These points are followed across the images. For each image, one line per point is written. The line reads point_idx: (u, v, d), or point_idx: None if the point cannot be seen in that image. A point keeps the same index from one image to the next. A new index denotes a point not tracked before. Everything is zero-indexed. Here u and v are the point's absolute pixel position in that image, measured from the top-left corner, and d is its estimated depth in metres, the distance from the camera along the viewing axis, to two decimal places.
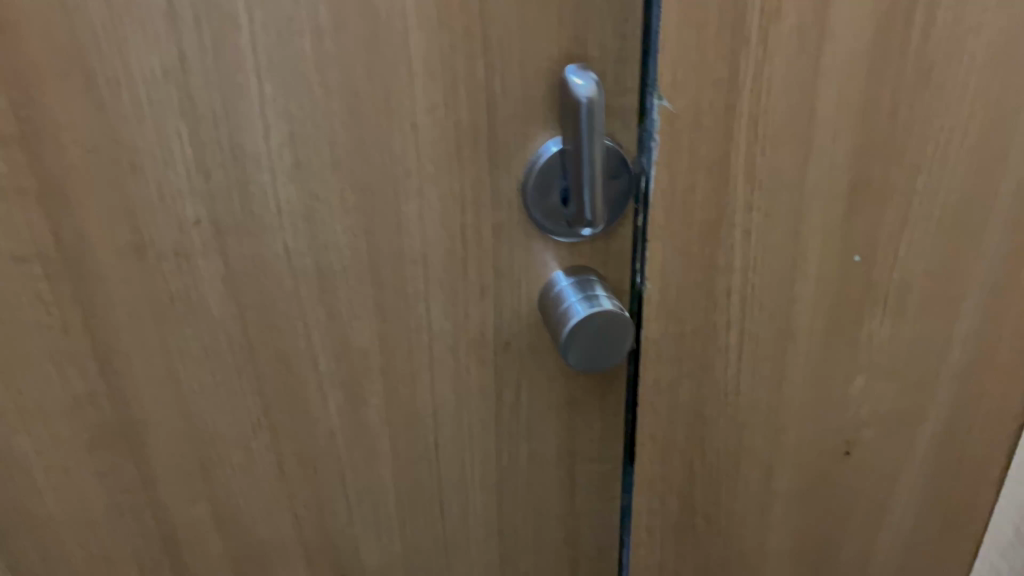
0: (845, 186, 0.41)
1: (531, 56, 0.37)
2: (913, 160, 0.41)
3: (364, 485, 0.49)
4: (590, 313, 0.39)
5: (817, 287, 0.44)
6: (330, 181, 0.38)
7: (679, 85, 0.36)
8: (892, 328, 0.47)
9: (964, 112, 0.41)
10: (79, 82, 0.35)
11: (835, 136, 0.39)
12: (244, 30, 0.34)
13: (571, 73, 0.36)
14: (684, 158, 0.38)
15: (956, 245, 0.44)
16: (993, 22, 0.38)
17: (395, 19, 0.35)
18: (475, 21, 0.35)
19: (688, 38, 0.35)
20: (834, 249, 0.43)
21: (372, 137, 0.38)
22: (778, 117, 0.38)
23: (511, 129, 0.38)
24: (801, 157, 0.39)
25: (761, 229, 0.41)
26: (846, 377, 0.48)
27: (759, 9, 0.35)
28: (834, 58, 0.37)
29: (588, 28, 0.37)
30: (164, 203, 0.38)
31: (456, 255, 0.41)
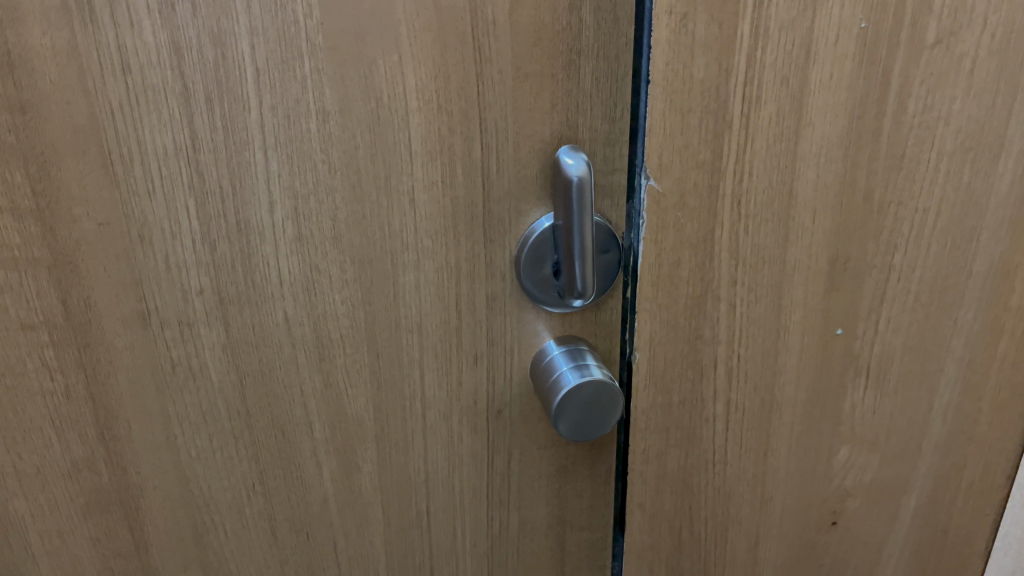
0: (826, 263, 0.43)
1: (525, 138, 0.39)
2: (890, 239, 0.43)
3: (356, 552, 0.49)
4: (575, 386, 0.40)
5: (801, 361, 0.45)
6: (331, 253, 0.40)
7: (665, 166, 0.38)
8: (875, 400, 0.48)
9: (937, 195, 0.43)
10: (95, 159, 0.36)
11: (815, 214, 0.41)
12: (253, 111, 0.36)
13: (563, 154, 0.38)
14: (671, 236, 0.40)
15: (932, 319, 0.46)
16: (960, 111, 0.41)
17: (396, 103, 0.37)
18: (472, 104, 0.38)
19: (675, 123, 0.37)
20: (816, 324, 0.44)
21: (372, 212, 0.39)
22: (760, 197, 0.40)
23: (503, 206, 0.40)
24: (783, 235, 0.41)
25: (746, 303, 0.42)
26: (832, 448, 0.49)
27: (740, 98, 0.37)
28: (812, 143, 0.39)
29: (579, 112, 0.39)
30: (170, 274, 0.39)
31: (451, 326, 0.43)
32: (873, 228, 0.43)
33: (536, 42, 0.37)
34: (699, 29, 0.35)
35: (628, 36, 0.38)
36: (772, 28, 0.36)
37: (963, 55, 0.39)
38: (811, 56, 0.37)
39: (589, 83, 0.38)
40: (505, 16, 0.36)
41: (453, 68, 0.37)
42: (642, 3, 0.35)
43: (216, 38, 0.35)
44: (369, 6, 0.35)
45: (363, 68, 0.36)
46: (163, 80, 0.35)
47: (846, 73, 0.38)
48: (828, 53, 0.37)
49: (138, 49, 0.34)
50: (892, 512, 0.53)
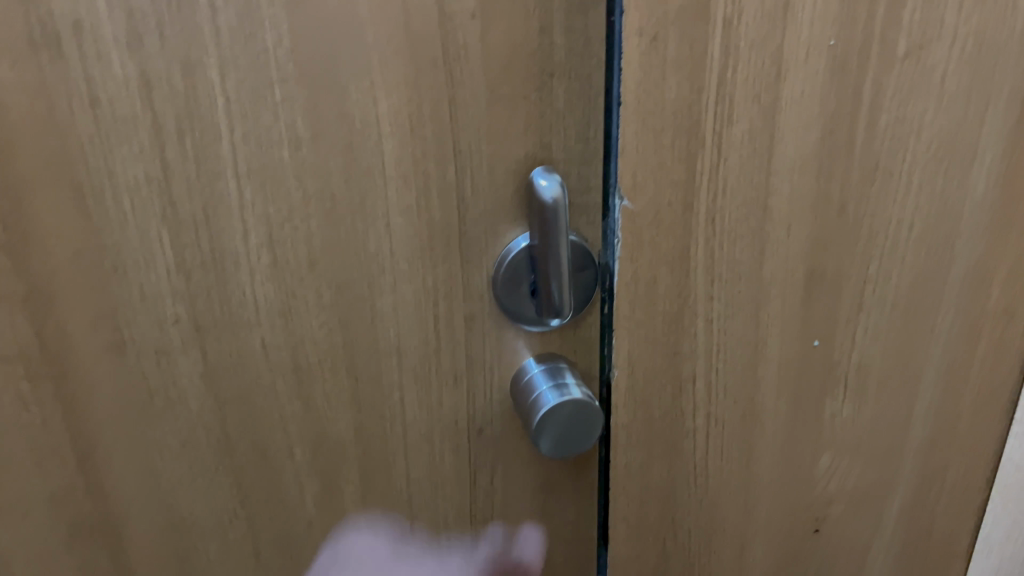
0: (803, 275, 0.43)
1: (499, 160, 0.39)
2: (865, 250, 0.43)
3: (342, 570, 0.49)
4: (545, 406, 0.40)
5: (780, 372, 0.45)
6: (307, 277, 0.40)
7: (638, 186, 0.38)
8: (856, 408, 0.48)
9: (910, 205, 0.43)
10: (67, 190, 0.36)
11: (791, 226, 0.41)
12: (225, 140, 0.36)
13: (536, 176, 0.39)
14: (647, 253, 0.40)
15: (909, 328, 0.46)
16: (933, 122, 0.41)
17: (369, 127, 0.37)
18: (445, 127, 0.37)
19: (648, 143, 0.37)
20: (795, 334, 0.45)
21: (348, 236, 0.39)
22: (735, 212, 0.40)
23: (479, 227, 0.40)
24: (760, 248, 0.41)
25: (723, 317, 0.43)
26: (814, 457, 0.49)
27: (713, 115, 0.37)
28: (786, 158, 0.39)
29: (553, 132, 0.39)
30: (146, 303, 0.39)
31: (430, 345, 0.42)
32: (849, 239, 0.43)
33: (508, 64, 0.37)
34: (670, 49, 0.35)
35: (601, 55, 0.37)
36: (743, 47, 0.36)
37: (933, 68, 0.39)
38: (783, 72, 0.37)
39: (562, 103, 0.38)
40: (476, 39, 0.36)
41: (424, 91, 0.36)
42: (611, 25, 0.35)
43: (187, 68, 0.34)
44: (339, 31, 0.35)
45: (334, 94, 0.36)
46: (133, 111, 0.35)
47: (818, 87, 0.38)
48: (800, 70, 0.37)
49: (106, 81, 0.34)
50: (875, 516, 0.53)
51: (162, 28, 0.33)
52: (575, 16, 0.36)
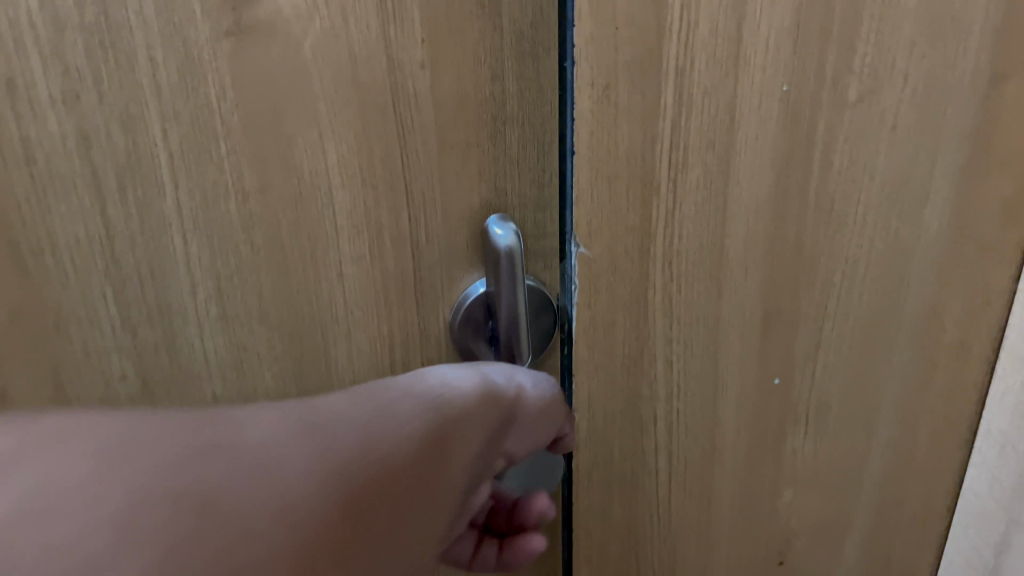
0: (761, 316, 0.43)
1: (454, 208, 0.38)
2: (822, 289, 0.43)
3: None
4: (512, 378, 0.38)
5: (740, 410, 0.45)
6: (261, 325, 0.40)
7: (594, 233, 0.38)
8: (815, 443, 0.48)
9: (865, 244, 0.43)
10: (6, 248, 0.37)
11: (747, 267, 0.41)
12: (169, 195, 0.36)
13: (491, 224, 0.38)
14: (604, 299, 0.40)
15: (866, 363, 0.47)
16: (885, 163, 0.41)
17: (320, 177, 0.36)
18: (397, 175, 0.37)
19: (603, 191, 0.37)
20: (755, 374, 0.44)
21: (301, 284, 0.39)
22: (691, 256, 0.40)
23: (434, 274, 0.40)
24: (717, 290, 0.41)
25: (682, 359, 0.42)
26: (775, 492, 0.49)
27: (667, 162, 0.37)
28: (740, 202, 0.39)
29: (507, 179, 0.38)
30: (91, 360, 0.41)
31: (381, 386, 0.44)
32: (806, 278, 0.43)
33: (460, 114, 0.36)
34: (623, 99, 0.35)
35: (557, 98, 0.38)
36: (695, 94, 0.36)
37: (885, 111, 0.39)
38: (735, 118, 0.37)
39: (516, 149, 0.38)
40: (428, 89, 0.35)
41: (378, 140, 0.36)
42: (563, 74, 0.35)
43: (126, 124, 0.35)
44: (286, 82, 0.34)
45: (283, 145, 0.35)
46: (72, 170, 0.35)
47: (771, 131, 0.38)
48: (753, 115, 0.37)
49: (44, 141, 0.35)
50: (837, 547, 0.54)
51: (101, 85, 0.34)
52: (526, 65, 0.36)
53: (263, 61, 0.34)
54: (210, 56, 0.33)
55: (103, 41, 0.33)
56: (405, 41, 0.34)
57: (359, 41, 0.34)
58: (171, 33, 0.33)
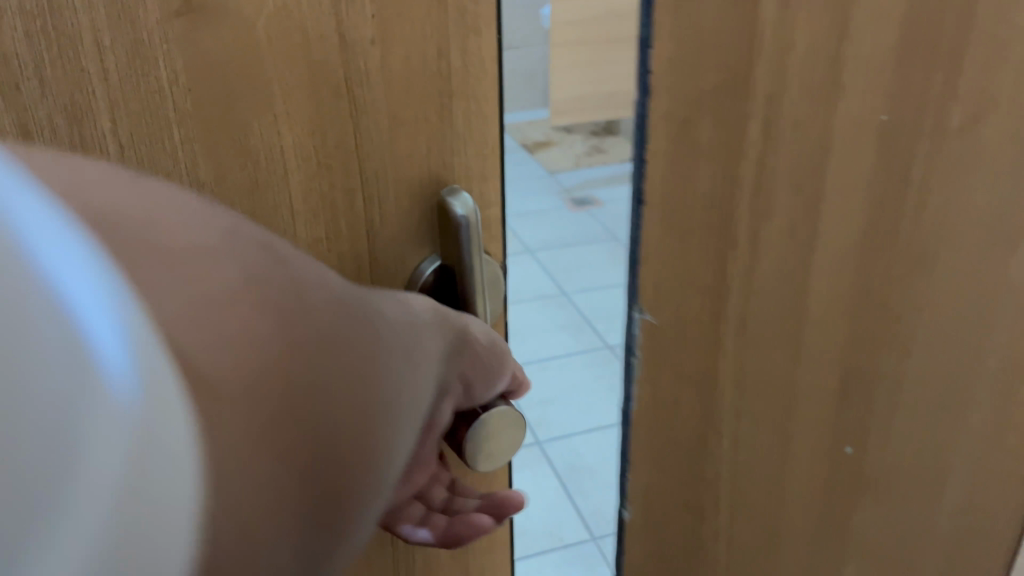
0: (832, 360, 0.36)
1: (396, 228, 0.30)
2: (903, 347, 0.37)
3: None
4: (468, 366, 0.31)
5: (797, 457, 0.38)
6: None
7: (661, 299, 0.31)
8: (884, 516, 0.42)
9: (952, 293, 0.36)
10: None
11: (809, 307, 0.34)
12: None
13: (437, 196, 0.30)
14: (669, 373, 0.33)
15: (942, 425, 0.40)
16: (982, 199, 0.35)
17: (275, 195, 0.27)
18: (350, 195, 0.28)
19: (673, 248, 0.30)
20: (824, 427, 0.38)
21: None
22: (762, 295, 0.33)
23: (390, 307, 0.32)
24: (778, 330, 0.34)
25: (751, 436, 0.36)
26: (832, 559, 0.43)
27: (748, 208, 0.31)
28: (827, 251, 0.33)
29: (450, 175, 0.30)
30: None
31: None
32: (877, 320, 0.36)
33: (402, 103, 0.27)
34: (704, 134, 0.29)
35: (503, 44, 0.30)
36: (785, 126, 0.30)
37: (984, 140, 0.33)
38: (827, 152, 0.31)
39: None
40: (384, 92, 0.27)
41: (319, 150, 0.27)
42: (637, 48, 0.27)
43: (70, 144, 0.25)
44: (234, 78, 0.25)
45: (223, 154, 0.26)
46: None
47: (850, 145, 0.31)
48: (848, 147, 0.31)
49: None
50: None
51: (41, 73, 0.24)
52: None
53: (213, 50, 0.25)
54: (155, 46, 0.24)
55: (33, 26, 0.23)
56: (359, 34, 0.26)
57: (311, 28, 0.25)
58: (117, 11, 0.23)
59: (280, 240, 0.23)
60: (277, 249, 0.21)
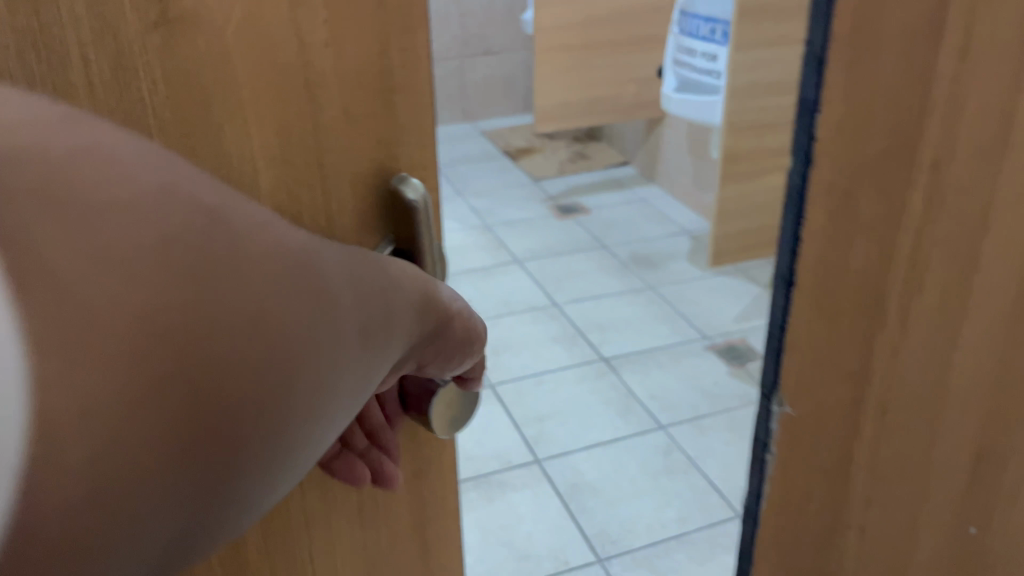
0: (857, 302, 0.50)
1: (337, 165, 0.49)
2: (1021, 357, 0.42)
3: (278, 559, 0.57)
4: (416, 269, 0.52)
5: (802, 318, 0.53)
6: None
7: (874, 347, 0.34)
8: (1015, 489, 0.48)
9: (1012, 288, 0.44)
10: None
11: (818, 225, 0.50)
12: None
13: (398, 177, 0.52)
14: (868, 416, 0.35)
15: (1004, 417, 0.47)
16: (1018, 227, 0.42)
17: (242, 144, 0.46)
18: (307, 140, 0.48)
19: None
20: (864, 227, 0.48)
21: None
22: (823, 263, 0.50)
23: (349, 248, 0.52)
24: (829, 207, 0.49)
25: None
26: (869, 483, 0.54)
27: None
28: None
29: (399, 151, 0.52)
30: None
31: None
32: (974, 191, 0.43)
33: (346, 102, 0.48)
34: None
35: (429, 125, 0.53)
36: None
37: None
38: None
39: None
40: (326, 30, 0.45)
41: (293, 152, 0.48)
42: None
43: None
44: (208, 70, 0.44)
45: (232, 178, 0.46)
46: None
47: (889, 70, 0.43)
48: None
49: None
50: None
51: None
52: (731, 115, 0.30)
53: (193, 45, 0.43)
54: (142, 49, 0.42)
55: (37, 40, 0.40)
56: (312, 24, 0.45)
57: (280, 29, 0.44)
58: (104, 39, 0.41)
59: (290, 228, 0.37)
60: (182, 185, 0.32)
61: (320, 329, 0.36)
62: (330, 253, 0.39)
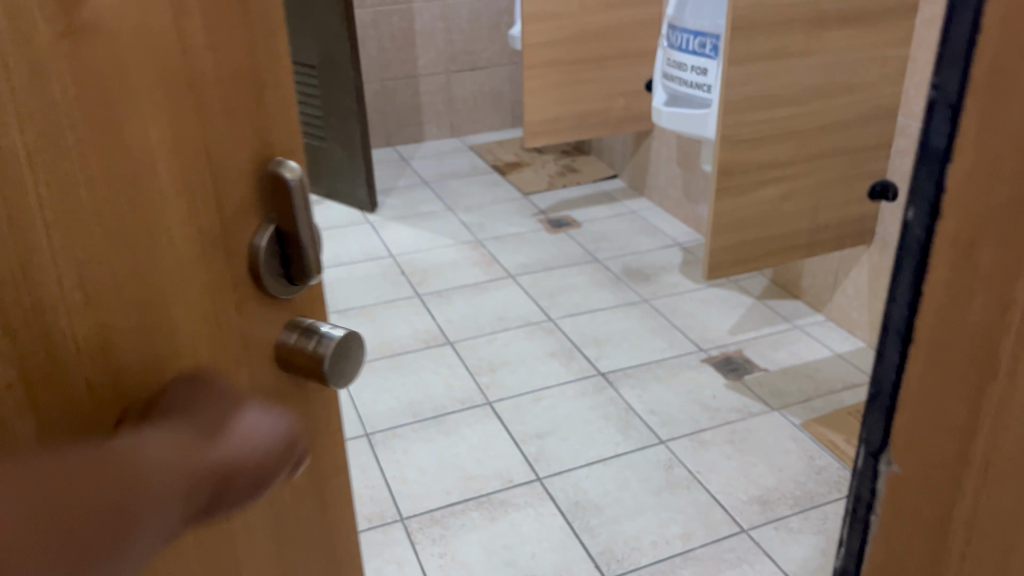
0: (977, 375, 0.41)
1: (220, 151, 0.51)
2: None
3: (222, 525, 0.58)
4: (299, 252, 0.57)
5: (920, 411, 0.45)
6: (117, 303, 0.47)
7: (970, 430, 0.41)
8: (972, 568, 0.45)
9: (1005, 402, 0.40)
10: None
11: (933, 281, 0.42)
12: None
13: (274, 161, 0.55)
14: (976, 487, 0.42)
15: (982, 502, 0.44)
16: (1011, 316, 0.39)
17: (140, 131, 0.46)
18: (193, 127, 0.49)
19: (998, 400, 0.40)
20: (983, 279, 0.39)
21: (148, 266, 0.48)
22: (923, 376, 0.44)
23: (235, 226, 0.54)
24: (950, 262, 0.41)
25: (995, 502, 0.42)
26: (968, 545, 0.45)
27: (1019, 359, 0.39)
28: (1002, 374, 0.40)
29: (270, 136, 0.55)
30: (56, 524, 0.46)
31: (206, 277, 0.53)
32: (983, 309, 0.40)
33: (221, 88, 0.50)
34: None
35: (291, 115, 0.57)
36: None
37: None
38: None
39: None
40: (199, 25, 0.48)
41: (184, 145, 0.49)
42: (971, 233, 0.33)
43: (42, 165, 0.41)
44: (108, 70, 0.43)
45: (133, 177, 0.46)
46: None
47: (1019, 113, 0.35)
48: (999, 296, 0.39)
49: None
50: None
51: None
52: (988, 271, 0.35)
53: (98, 53, 0.42)
54: (53, 56, 0.40)
55: None
56: (189, 23, 0.47)
57: (163, 23, 0.46)
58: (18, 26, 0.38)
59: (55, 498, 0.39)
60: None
61: (101, 541, 0.41)
62: (144, 454, 0.45)
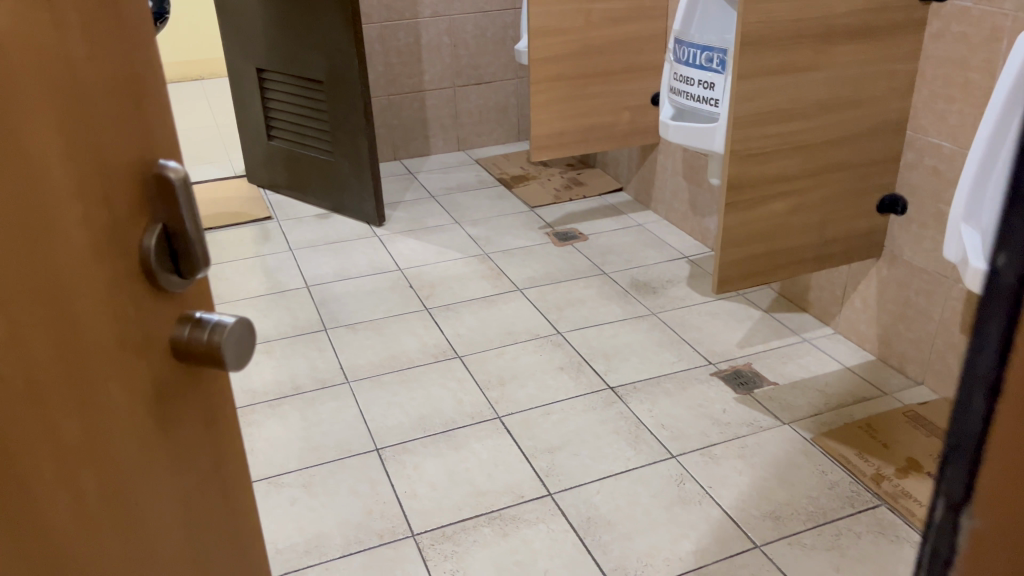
0: None
1: (107, 151, 0.54)
2: None
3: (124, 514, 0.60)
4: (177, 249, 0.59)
5: (992, 553, 0.38)
6: (26, 301, 0.49)
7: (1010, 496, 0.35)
8: None
9: None
10: None
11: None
12: None
13: (156, 163, 0.58)
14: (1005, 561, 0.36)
15: None
16: None
17: (40, 144, 0.48)
18: (83, 138, 0.52)
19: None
20: None
21: (55, 267, 0.51)
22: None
23: (126, 229, 0.56)
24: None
25: None
26: None
27: None
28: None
29: (154, 143, 0.58)
30: None
31: (108, 272, 0.55)
32: None
33: (105, 95, 0.53)
34: None
35: (170, 118, 0.60)
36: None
37: None
38: None
39: None
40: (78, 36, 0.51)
41: (77, 147, 0.51)
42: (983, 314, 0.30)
43: None
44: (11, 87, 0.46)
45: (32, 186, 0.48)
46: None
47: None
48: None
49: None
50: None
51: None
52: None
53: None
54: None
55: None
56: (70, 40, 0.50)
57: (47, 37, 0.48)
58: None
59: None
60: None
61: None
62: None
